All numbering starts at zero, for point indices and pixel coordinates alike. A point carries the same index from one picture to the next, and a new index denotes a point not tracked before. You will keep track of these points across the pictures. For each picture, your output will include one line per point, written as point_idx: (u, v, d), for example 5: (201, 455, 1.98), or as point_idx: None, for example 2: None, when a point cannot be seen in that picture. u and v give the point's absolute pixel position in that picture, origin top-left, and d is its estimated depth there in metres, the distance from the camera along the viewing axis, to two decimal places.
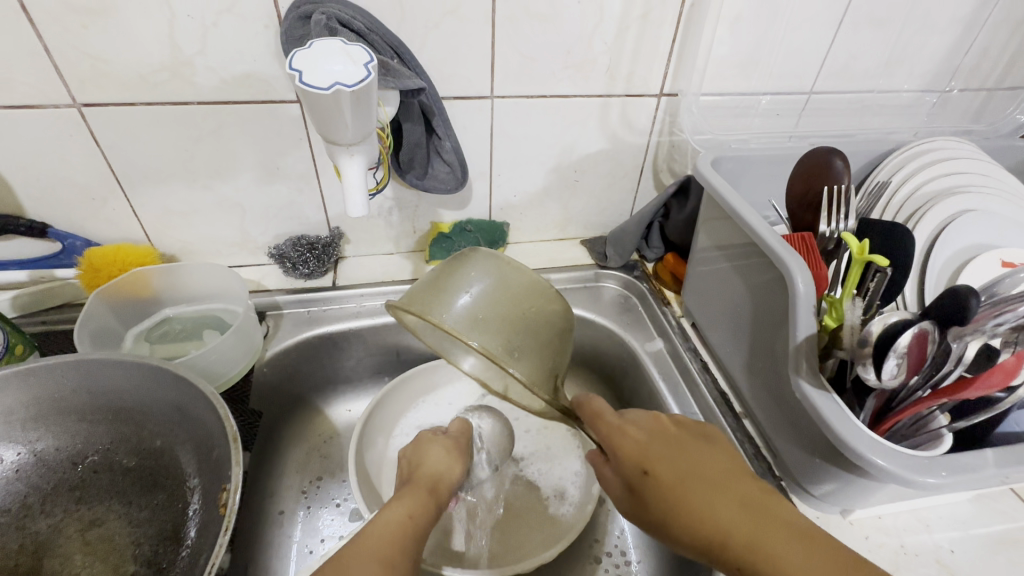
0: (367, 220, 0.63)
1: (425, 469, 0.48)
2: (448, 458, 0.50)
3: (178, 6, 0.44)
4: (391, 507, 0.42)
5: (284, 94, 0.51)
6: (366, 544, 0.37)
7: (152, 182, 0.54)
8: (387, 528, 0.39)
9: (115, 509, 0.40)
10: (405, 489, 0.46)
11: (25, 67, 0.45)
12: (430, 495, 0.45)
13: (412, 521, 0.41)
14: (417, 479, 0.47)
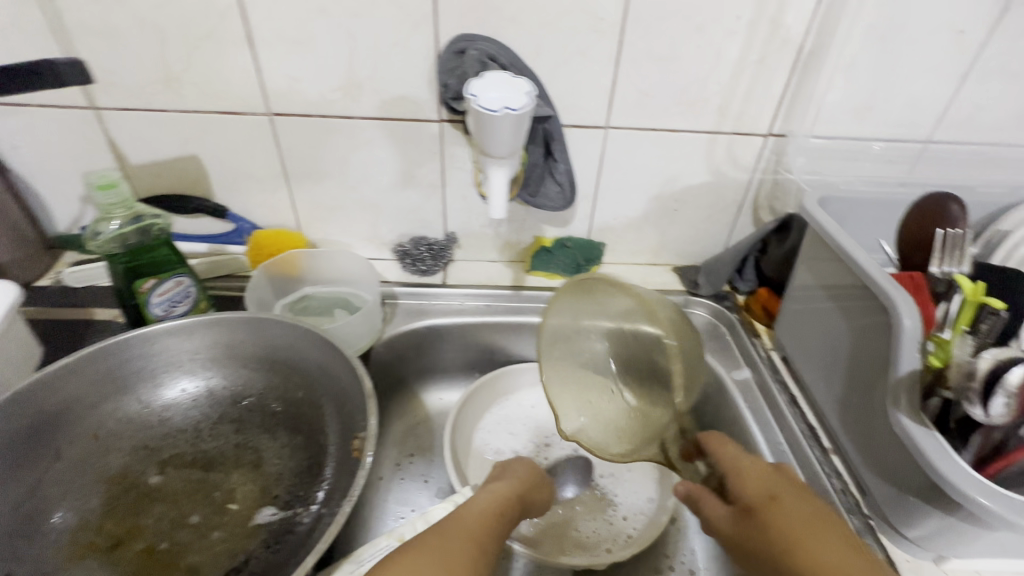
0: (478, 228, 0.70)
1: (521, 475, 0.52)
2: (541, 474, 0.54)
3: (360, 40, 0.54)
4: (482, 495, 0.46)
5: (429, 114, 0.59)
6: (462, 521, 0.41)
7: (311, 180, 0.65)
8: (480, 510, 0.43)
9: (267, 442, 0.48)
10: (495, 482, 0.50)
11: (239, 83, 0.57)
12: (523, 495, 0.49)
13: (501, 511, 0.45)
14: (512, 478, 0.51)
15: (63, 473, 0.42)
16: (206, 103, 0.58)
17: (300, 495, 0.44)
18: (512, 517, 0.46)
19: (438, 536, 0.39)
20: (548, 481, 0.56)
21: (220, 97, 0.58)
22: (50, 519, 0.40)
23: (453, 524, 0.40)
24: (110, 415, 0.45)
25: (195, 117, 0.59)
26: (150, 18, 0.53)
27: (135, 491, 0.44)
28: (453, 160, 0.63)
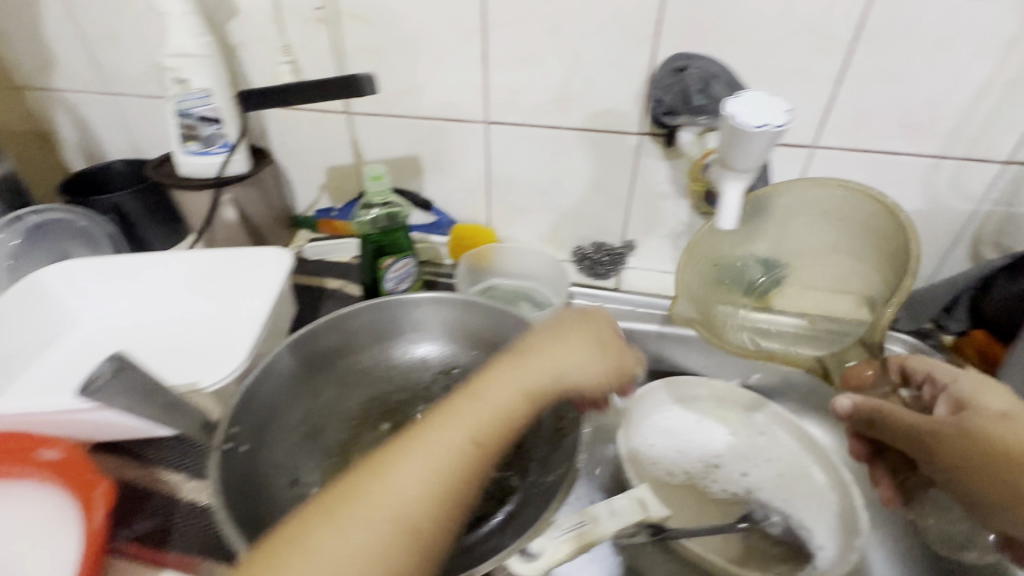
0: (657, 239, 0.71)
1: (529, 369, 0.40)
2: (591, 368, 0.41)
3: (582, 58, 0.59)
4: (433, 441, 0.35)
5: (632, 127, 0.63)
6: (438, 439, 0.35)
7: (509, 183, 0.72)
8: (460, 424, 0.36)
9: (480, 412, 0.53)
10: (508, 377, 0.39)
11: (467, 95, 0.65)
12: (529, 396, 0.39)
13: (461, 463, 0.35)
14: (494, 366, 0.40)
15: (330, 404, 0.52)
16: (436, 111, 0.67)
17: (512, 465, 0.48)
18: (515, 437, 0.38)
19: (337, 540, 0.31)
20: (621, 343, 0.44)
21: (449, 106, 0.66)
22: (321, 439, 0.50)
23: (361, 506, 0.32)
24: (363, 364, 0.55)
25: (425, 123, 0.69)
26: (408, 39, 0.62)
27: (369, 439, 0.51)
28: (645, 172, 0.66)
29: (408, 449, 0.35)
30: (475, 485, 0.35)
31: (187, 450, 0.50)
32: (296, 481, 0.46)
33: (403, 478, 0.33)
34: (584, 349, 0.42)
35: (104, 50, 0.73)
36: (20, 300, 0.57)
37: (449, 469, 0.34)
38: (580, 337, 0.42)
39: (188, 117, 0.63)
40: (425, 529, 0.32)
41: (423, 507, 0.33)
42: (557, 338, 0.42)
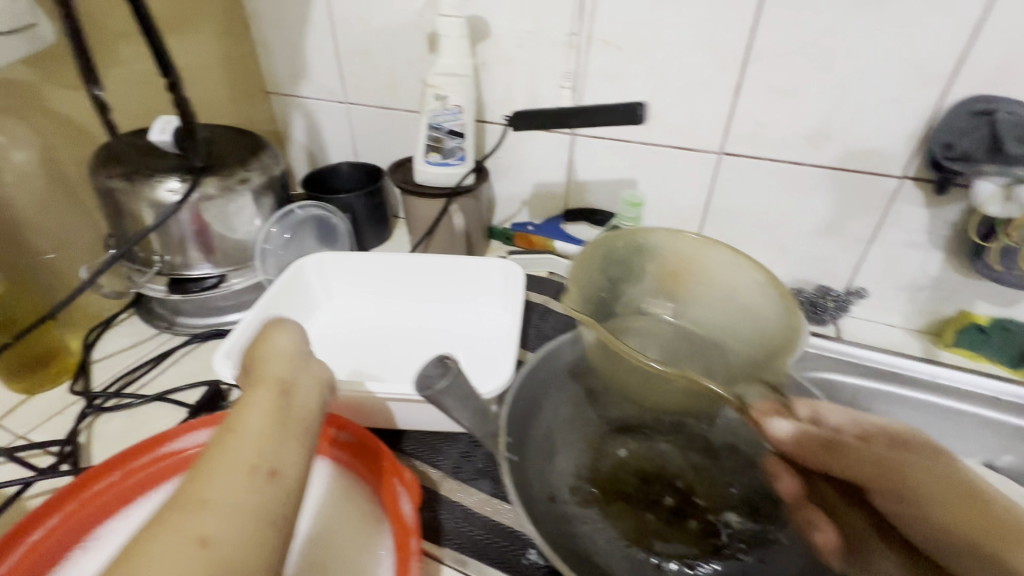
0: (892, 289, 0.66)
1: (267, 372, 0.35)
2: (295, 344, 0.38)
3: (852, 95, 0.56)
4: (210, 450, 0.29)
5: (894, 169, 0.58)
6: (242, 425, 0.30)
7: (729, 216, 0.69)
8: (262, 416, 0.31)
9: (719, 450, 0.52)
10: (262, 385, 0.34)
11: (707, 125, 0.64)
12: (276, 379, 0.34)
13: (222, 447, 0.29)
14: (251, 389, 0.33)
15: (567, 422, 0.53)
16: (668, 139, 0.67)
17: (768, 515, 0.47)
18: (285, 395, 0.33)
19: (197, 521, 0.25)
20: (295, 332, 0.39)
21: (684, 134, 0.65)
22: (565, 457, 0.51)
23: (215, 481, 0.27)
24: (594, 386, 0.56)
25: (652, 149, 0.68)
26: (659, 66, 0.62)
27: (609, 459, 0.51)
28: (897, 217, 0.61)
29: (213, 468, 0.28)
30: (271, 452, 0.29)
31: (440, 446, 0.52)
32: (554, 497, 0.47)
33: (218, 489, 0.26)
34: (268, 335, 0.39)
35: (352, 64, 0.80)
36: (288, 283, 0.63)
37: (218, 453, 0.28)
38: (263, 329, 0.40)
39: (438, 130, 0.67)
40: (262, 486, 0.27)
41: (234, 486, 0.27)
42: (254, 346, 0.38)
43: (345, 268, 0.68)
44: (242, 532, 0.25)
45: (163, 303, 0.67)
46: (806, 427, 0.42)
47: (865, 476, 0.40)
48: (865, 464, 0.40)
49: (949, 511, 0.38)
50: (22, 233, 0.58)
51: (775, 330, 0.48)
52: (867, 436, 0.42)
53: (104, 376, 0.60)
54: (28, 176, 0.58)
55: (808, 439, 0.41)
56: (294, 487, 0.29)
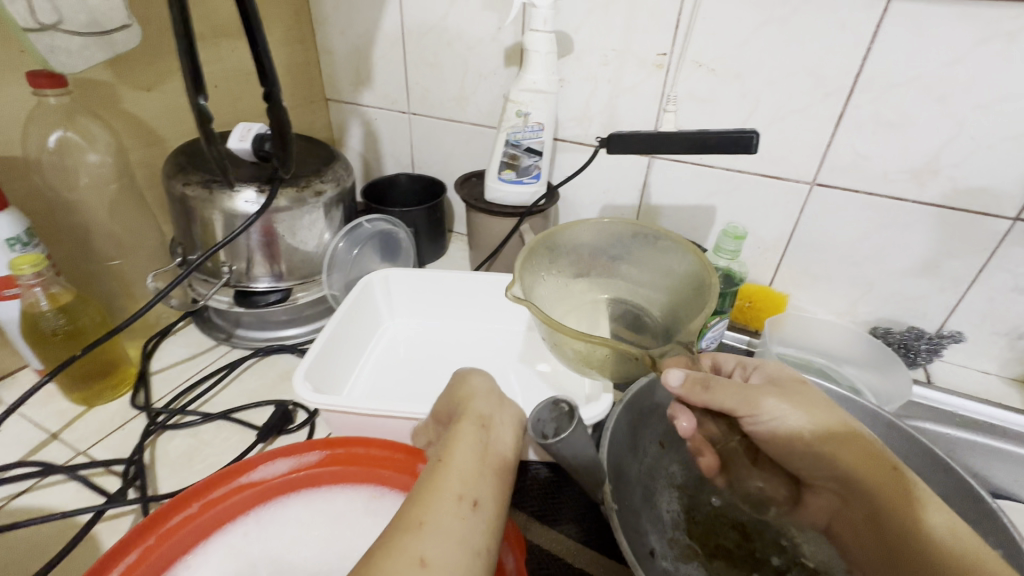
0: (990, 334, 0.62)
1: (470, 409, 0.38)
2: (489, 391, 0.41)
3: (969, 129, 0.53)
4: (427, 477, 0.33)
5: (1007, 211, 0.55)
6: (451, 457, 0.34)
7: (814, 248, 0.66)
8: (469, 452, 0.34)
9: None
10: (465, 421, 0.37)
11: (802, 154, 0.61)
12: (477, 417, 0.38)
13: (436, 477, 0.33)
14: (456, 424, 0.37)
15: (657, 465, 0.50)
16: (755, 166, 0.64)
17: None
18: (484, 438, 0.36)
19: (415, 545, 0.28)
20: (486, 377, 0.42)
21: (774, 162, 0.63)
22: (658, 503, 0.47)
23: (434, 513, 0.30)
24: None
25: (736, 174, 0.65)
26: (755, 91, 0.60)
27: (705, 509, 0.48)
28: (1004, 260, 0.57)
29: (434, 501, 0.31)
30: (473, 484, 0.32)
31: (521, 485, 0.49)
32: (652, 550, 0.43)
33: (433, 512, 0.30)
34: (468, 377, 0.42)
35: (419, 73, 0.78)
36: (358, 299, 0.61)
37: (433, 481, 0.32)
38: (461, 372, 0.44)
39: (516, 147, 0.65)
40: (466, 517, 0.31)
41: (445, 513, 0.30)
42: (454, 387, 0.42)
43: (414, 287, 0.66)
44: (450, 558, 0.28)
45: (222, 314, 0.65)
46: (698, 387, 0.39)
47: (738, 408, 0.40)
48: (740, 402, 0.40)
49: (810, 415, 0.39)
50: (90, 236, 0.57)
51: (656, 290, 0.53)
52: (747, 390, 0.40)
53: (164, 390, 0.58)
54: (101, 178, 0.56)
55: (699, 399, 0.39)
56: (495, 522, 0.31)
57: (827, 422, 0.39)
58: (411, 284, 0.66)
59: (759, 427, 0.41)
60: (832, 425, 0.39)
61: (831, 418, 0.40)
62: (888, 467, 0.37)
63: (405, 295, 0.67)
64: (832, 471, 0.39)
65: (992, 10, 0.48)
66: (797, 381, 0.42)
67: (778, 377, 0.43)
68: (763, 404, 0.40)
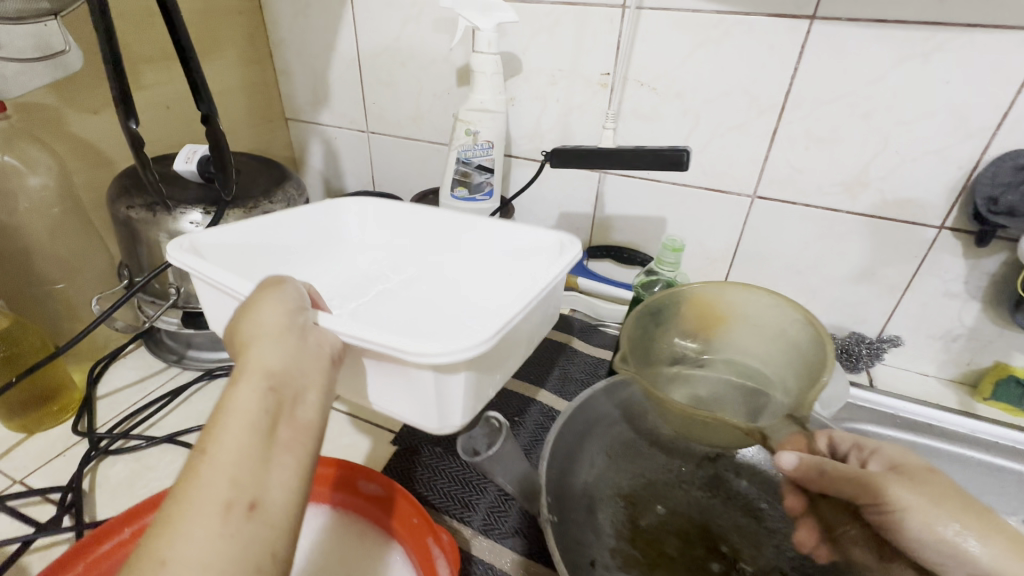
0: (927, 339, 0.64)
1: (251, 365, 0.31)
2: (281, 337, 0.33)
3: (892, 144, 0.56)
4: (184, 477, 0.27)
5: (933, 220, 0.58)
6: (219, 447, 0.27)
7: (759, 259, 0.68)
8: (245, 433, 0.28)
9: (768, 511, 0.50)
10: (244, 382, 0.30)
11: (742, 169, 0.63)
12: (265, 376, 0.30)
13: (195, 480, 0.26)
14: (232, 390, 0.30)
15: (603, 475, 0.50)
16: (699, 180, 0.66)
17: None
18: (263, 409, 0.29)
19: None
20: (278, 318, 0.34)
21: (717, 176, 0.65)
22: (604, 515, 0.47)
23: (184, 538, 0.25)
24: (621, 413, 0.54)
25: (682, 188, 0.67)
26: (694, 109, 0.62)
27: (650, 519, 0.48)
28: (934, 266, 0.60)
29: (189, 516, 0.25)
30: (250, 483, 0.27)
31: (467, 500, 0.49)
32: (593, 562, 0.43)
33: (188, 534, 0.25)
34: (252, 316, 0.34)
35: (376, 93, 0.80)
36: (313, 215, 0.59)
37: (194, 487, 0.26)
38: (259, 302, 0.35)
39: (466, 165, 0.66)
40: (238, 528, 0.25)
41: (204, 529, 0.25)
42: (237, 326, 0.34)
43: (383, 217, 0.62)
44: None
45: (173, 336, 0.64)
46: (810, 466, 0.42)
47: (856, 493, 0.41)
48: (855, 487, 0.41)
49: (942, 510, 0.37)
50: (34, 261, 0.56)
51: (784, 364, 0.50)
52: (871, 483, 0.40)
53: (109, 414, 0.57)
54: (43, 203, 0.55)
55: (812, 478, 0.42)
56: (277, 518, 0.27)
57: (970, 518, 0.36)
58: (387, 215, 0.62)
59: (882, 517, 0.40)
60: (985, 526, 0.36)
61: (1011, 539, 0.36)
62: None
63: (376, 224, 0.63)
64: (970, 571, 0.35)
65: (905, 32, 0.51)
66: (919, 466, 0.41)
67: (901, 461, 0.42)
68: (879, 486, 0.40)
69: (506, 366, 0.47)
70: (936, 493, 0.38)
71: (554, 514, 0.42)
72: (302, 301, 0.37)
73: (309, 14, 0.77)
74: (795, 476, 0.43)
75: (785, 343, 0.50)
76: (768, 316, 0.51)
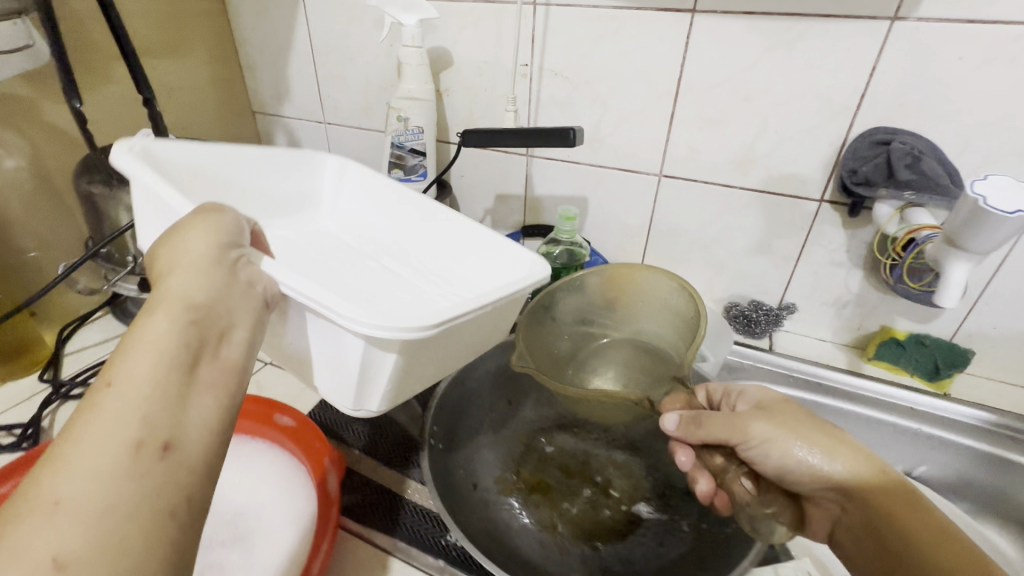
0: (820, 306, 0.70)
1: (174, 302, 0.32)
2: (207, 280, 0.34)
3: (771, 125, 0.61)
4: (86, 413, 0.26)
5: (813, 193, 0.63)
6: (127, 383, 0.27)
7: (670, 234, 0.74)
8: (160, 367, 0.29)
9: (647, 449, 0.55)
10: (164, 321, 0.31)
11: (647, 150, 0.69)
12: (188, 315, 0.32)
13: (103, 414, 0.26)
14: (153, 324, 0.31)
15: (502, 419, 0.57)
16: (612, 161, 0.72)
17: (677, 509, 0.50)
18: (184, 346, 0.30)
19: (43, 525, 0.22)
20: (208, 260, 0.35)
21: (627, 157, 0.71)
22: (495, 449, 0.53)
23: (85, 469, 0.24)
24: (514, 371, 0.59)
25: (598, 170, 0.74)
26: (602, 96, 0.68)
27: (536, 454, 0.54)
28: (819, 237, 0.65)
29: (90, 446, 0.25)
30: (162, 422, 0.27)
31: (376, 438, 0.55)
32: (476, 484, 0.49)
33: (87, 466, 0.24)
34: (183, 258, 0.35)
35: (330, 87, 0.87)
36: (291, 160, 0.64)
37: (97, 425, 0.26)
38: (193, 242, 0.36)
39: (400, 148, 0.72)
40: (149, 467, 0.25)
41: (109, 463, 0.25)
42: (166, 265, 0.35)
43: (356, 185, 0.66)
44: (111, 523, 0.23)
45: (136, 303, 0.71)
46: (690, 426, 0.45)
47: (729, 436, 0.43)
48: (730, 432, 0.43)
49: (801, 438, 0.41)
50: (9, 232, 0.63)
51: (666, 320, 0.60)
52: (738, 425, 0.43)
53: (73, 368, 0.64)
54: (16, 181, 0.63)
55: (690, 434, 0.44)
56: (192, 457, 0.27)
57: (814, 436, 0.41)
58: (362, 184, 0.66)
59: (756, 453, 0.42)
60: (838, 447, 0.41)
61: (830, 439, 0.41)
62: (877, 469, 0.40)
63: (349, 193, 0.67)
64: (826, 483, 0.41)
65: (773, 22, 0.57)
66: (779, 401, 0.45)
67: (763, 400, 0.46)
68: (750, 428, 0.42)
69: (441, 364, 0.46)
70: (788, 422, 0.42)
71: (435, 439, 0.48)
72: (236, 245, 0.39)
73: (268, 14, 0.85)
74: (678, 432, 0.46)
75: (662, 305, 0.60)
76: (643, 289, 0.60)
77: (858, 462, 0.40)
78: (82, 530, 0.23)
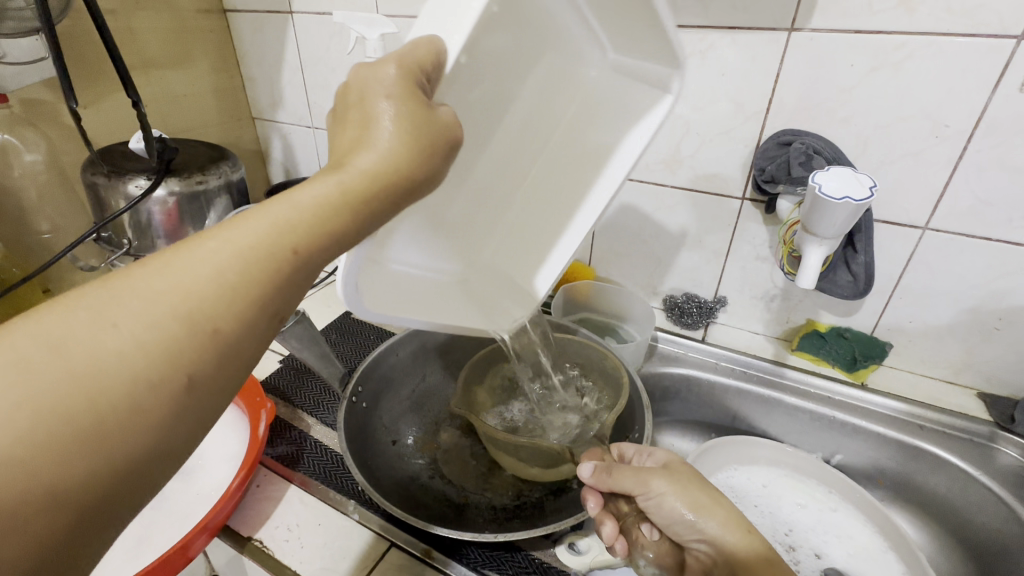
0: (750, 299, 0.73)
1: (360, 195, 0.27)
2: (405, 192, 0.29)
3: (693, 128, 0.67)
4: (261, 252, 0.25)
5: (734, 191, 0.68)
6: (306, 259, 0.26)
7: (613, 230, 0.79)
8: (325, 249, 0.27)
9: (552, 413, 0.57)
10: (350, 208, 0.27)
11: None
12: (368, 214, 0.28)
13: (274, 271, 0.25)
14: (333, 196, 0.27)
15: (433, 389, 0.62)
16: None
17: None
18: (340, 245, 0.28)
19: (185, 339, 0.23)
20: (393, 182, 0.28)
21: None
22: (420, 415, 0.60)
23: (232, 307, 0.24)
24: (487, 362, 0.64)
25: None
26: None
27: (458, 422, 0.59)
28: (744, 234, 0.69)
29: (247, 288, 0.24)
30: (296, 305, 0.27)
31: (321, 401, 0.61)
32: (396, 441, 0.56)
33: (237, 306, 0.24)
34: (391, 132, 0.28)
35: (316, 94, 0.96)
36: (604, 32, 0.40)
37: (258, 278, 0.25)
38: (419, 123, 0.28)
39: None
40: (268, 339, 0.26)
41: (251, 317, 0.25)
42: (368, 125, 0.28)
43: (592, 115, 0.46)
44: (225, 373, 0.24)
45: None
46: (602, 476, 0.43)
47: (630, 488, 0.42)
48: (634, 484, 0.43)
49: (688, 498, 0.42)
50: (26, 215, 0.74)
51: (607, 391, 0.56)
52: (643, 478, 0.42)
53: None
54: (34, 171, 0.73)
55: (603, 482, 0.43)
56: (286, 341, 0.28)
57: (697, 497, 0.42)
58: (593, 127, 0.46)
59: (652, 510, 0.43)
60: (719, 514, 0.42)
61: (714, 502, 0.42)
62: (746, 529, 0.41)
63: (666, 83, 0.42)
64: (704, 537, 0.41)
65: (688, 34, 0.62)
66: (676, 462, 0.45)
67: (670, 460, 0.45)
68: (651, 483, 0.42)
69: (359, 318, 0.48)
70: (683, 481, 0.43)
71: (360, 400, 0.54)
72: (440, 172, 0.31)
73: (264, 30, 0.94)
74: (594, 480, 0.44)
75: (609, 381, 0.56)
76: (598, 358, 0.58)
77: (733, 520, 0.41)
78: (201, 361, 0.23)
